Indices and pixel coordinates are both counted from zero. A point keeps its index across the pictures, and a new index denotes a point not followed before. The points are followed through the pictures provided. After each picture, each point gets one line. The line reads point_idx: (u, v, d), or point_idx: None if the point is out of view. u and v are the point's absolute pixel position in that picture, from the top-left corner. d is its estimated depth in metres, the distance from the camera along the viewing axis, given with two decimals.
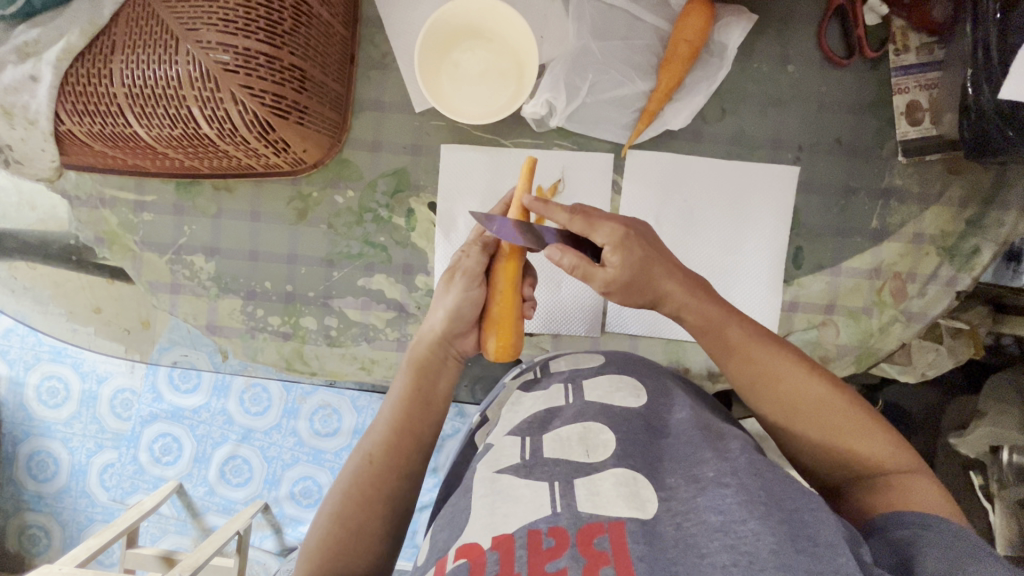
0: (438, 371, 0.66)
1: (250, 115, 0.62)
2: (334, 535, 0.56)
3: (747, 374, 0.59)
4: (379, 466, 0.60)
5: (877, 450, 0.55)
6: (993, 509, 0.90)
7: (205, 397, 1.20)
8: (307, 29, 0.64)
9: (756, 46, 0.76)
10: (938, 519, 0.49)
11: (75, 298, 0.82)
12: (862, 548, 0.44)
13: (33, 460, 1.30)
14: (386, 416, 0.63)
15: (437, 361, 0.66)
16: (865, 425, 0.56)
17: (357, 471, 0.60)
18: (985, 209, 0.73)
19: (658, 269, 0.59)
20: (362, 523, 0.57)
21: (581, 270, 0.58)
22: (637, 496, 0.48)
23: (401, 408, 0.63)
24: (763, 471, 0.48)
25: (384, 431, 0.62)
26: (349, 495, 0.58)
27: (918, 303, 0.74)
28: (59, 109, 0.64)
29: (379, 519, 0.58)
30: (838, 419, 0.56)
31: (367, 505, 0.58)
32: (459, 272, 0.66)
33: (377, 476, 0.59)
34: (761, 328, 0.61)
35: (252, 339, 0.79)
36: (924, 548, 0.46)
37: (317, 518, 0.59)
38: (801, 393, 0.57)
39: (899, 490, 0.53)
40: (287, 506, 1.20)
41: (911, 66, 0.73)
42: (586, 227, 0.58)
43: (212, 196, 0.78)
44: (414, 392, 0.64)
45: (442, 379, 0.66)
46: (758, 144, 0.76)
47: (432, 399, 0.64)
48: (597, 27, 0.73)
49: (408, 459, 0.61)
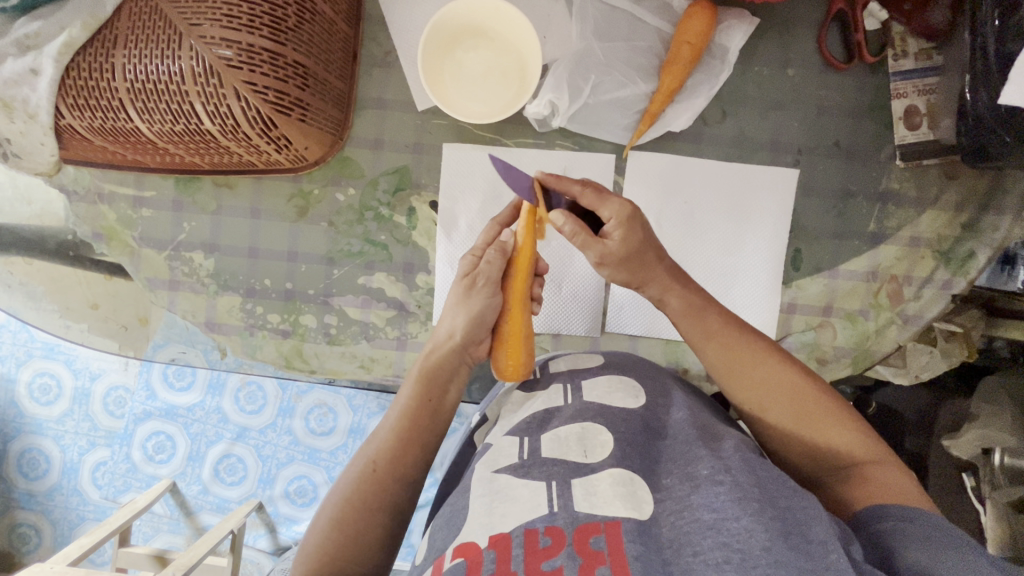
0: (452, 376, 0.66)
1: (252, 112, 0.61)
2: (332, 541, 0.56)
3: (726, 361, 0.60)
4: (382, 473, 0.59)
5: (850, 440, 0.56)
6: (987, 511, 0.90)
7: (199, 395, 1.19)
8: (310, 26, 0.64)
9: (757, 49, 0.76)
10: (913, 510, 0.49)
11: (72, 293, 0.81)
12: (854, 547, 0.44)
13: (24, 458, 1.29)
14: (391, 422, 0.63)
15: (450, 368, 0.66)
16: (838, 415, 0.57)
17: (359, 478, 0.59)
18: (981, 213, 0.74)
19: (654, 254, 0.60)
20: (363, 525, 0.57)
21: (580, 238, 0.58)
22: (633, 495, 0.47)
23: (408, 414, 0.63)
24: (757, 468, 0.48)
25: (387, 435, 0.62)
26: (349, 500, 0.58)
27: (913, 306, 0.75)
28: (60, 103, 0.64)
29: (380, 526, 0.58)
30: (814, 411, 0.57)
31: (369, 509, 0.58)
32: (480, 280, 0.65)
33: (379, 482, 0.59)
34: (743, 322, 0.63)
35: (250, 337, 0.78)
36: (903, 541, 0.46)
37: (316, 523, 0.58)
38: (777, 383, 0.58)
39: (869, 480, 0.54)
40: (281, 505, 1.20)
41: (909, 71, 0.74)
42: (595, 202, 0.60)
43: (212, 192, 0.77)
44: (423, 397, 0.64)
45: (455, 384, 0.66)
46: (758, 147, 0.77)
47: (441, 406, 0.65)
48: (600, 28, 0.74)
49: (411, 461, 0.61)
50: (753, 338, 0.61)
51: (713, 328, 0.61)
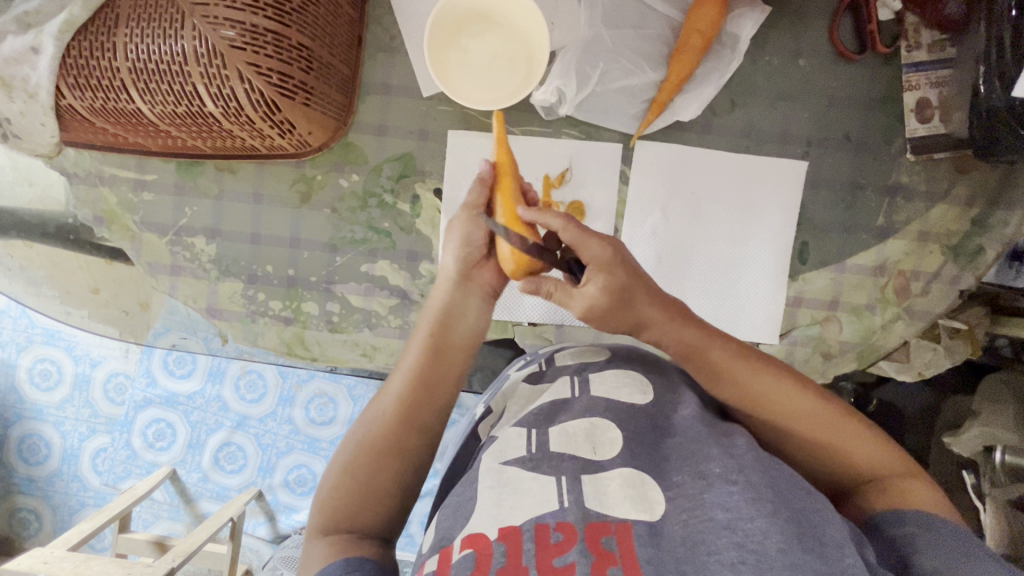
0: (458, 313, 0.60)
1: (256, 95, 0.61)
2: (344, 485, 0.53)
3: (740, 396, 0.55)
4: (394, 417, 0.56)
5: (874, 455, 0.52)
6: (984, 508, 0.88)
7: (200, 382, 1.19)
8: (315, 8, 0.63)
9: (768, 38, 0.75)
10: (936, 518, 0.47)
11: (72, 277, 0.80)
12: (868, 549, 0.43)
13: (25, 442, 1.29)
14: (405, 365, 0.58)
15: (456, 300, 0.60)
16: (859, 432, 0.53)
17: (372, 420, 0.56)
18: (991, 208, 0.73)
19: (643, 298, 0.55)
20: (375, 468, 0.54)
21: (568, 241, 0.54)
22: (644, 497, 0.47)
23: (420, 355, 0.58)
24: (770, 469, 0.47)
25: (401, 380, 0.58)
26: (362, 444, 0.55)
27: (921, 301, 0.74)
28: (60, 83, 0.63)
29: (393, 475, 0.54)
30: (835, 435, 0.53)
31: (382, 453, 0.54)
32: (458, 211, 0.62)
33: (392, 424, 0.55)
34: (747, 348, 0.57)
35: (252, 323, 0.78)
36: (921, 546, 0.45)
37: (330, 468, 0.55)
38: (792, 410, 0.53)
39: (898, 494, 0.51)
40: (281, 493, 1.20)
41: (922, 63, 0.73)
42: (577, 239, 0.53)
43: (214, 177, 0.76)
44: (432, 339, 0.59)
45: (463, 322, 0.61)
46: (766, 139, 0.76)
47: (451, 346, 0.59)
48: (610, 14, 0.73)
49: (433, 407, 0.57)
50: (760, 366, 0.55)
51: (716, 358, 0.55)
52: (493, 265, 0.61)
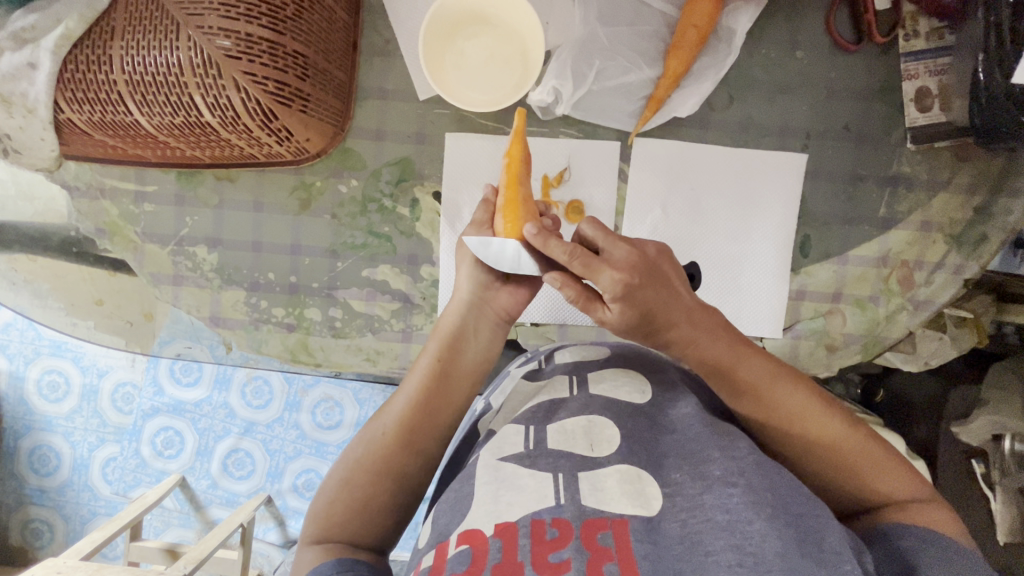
0: (466, 337, 0.61)
1: (253, 103, 0.61)
2: (340, 502, 0.53)
3: (760, 412, 0.53)
4: (394, 438, 0.56)
5: (888, 478, 0.50)
6: (995, 497, 0.89)
7: (207, 390, 1.20)
8: (309, 15, 0.63)
9: (765, 31, 0.74)
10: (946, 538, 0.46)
11: (76, 290, 0.81)
12: (867, 556, 0.43)
13: (35, 454, 1.30)
14: (409, 389, 0.58)
15: (463, 324, 0.61)
16: (879, 454, 0.51)
17: (371, 441, 0.56)
18: (994, 196, 0.72)
19: (670, 318, 0.53)
20: (373, 491, 0.54)
21: (580, 263, 0.51)
22: (641, 493, 0.46)
23: (425, 379, 0.58)
24: (770, 472, 0.46)
25: (404, 401, 0.57)
26: (360, 463, 0.55)
27: (924, 291, 0.74)
28: (59, 97, 0.63)
29: (387, 494, 0.54)
30: (852, 455, 0.51)
31: (380, 474, 0.54)
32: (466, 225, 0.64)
33: (389, 447, 0.55)
34: (779, 363, 0.55)
35: (255, 331, 0.78)
36: (928, 561, 0.43)
37: (328, 482, 0.55)
38: (813, 428, 0.52)
39: (910, 513, 0.49)
40: (289, 498, 1.20)
41: (922, 52, 0.72)
42: (587, 270, 0.51)
43: (214, 186, 0.77)
44: (436, 362, 0.59)
45: (471, 348, 0.61)
46: (764, 132, 0.75)
47: (455, 370, 0.60)
48: (604, 12, 0.72)
49: (432, 432, 0.57)
50: (788, 381, 0.53)
51: (745, 374, 0.53)
52: (510, 289, 0.61)
